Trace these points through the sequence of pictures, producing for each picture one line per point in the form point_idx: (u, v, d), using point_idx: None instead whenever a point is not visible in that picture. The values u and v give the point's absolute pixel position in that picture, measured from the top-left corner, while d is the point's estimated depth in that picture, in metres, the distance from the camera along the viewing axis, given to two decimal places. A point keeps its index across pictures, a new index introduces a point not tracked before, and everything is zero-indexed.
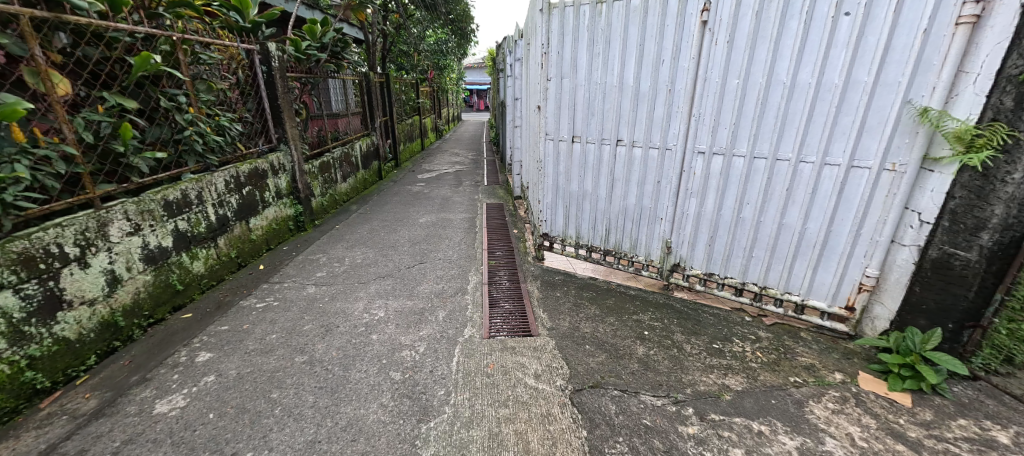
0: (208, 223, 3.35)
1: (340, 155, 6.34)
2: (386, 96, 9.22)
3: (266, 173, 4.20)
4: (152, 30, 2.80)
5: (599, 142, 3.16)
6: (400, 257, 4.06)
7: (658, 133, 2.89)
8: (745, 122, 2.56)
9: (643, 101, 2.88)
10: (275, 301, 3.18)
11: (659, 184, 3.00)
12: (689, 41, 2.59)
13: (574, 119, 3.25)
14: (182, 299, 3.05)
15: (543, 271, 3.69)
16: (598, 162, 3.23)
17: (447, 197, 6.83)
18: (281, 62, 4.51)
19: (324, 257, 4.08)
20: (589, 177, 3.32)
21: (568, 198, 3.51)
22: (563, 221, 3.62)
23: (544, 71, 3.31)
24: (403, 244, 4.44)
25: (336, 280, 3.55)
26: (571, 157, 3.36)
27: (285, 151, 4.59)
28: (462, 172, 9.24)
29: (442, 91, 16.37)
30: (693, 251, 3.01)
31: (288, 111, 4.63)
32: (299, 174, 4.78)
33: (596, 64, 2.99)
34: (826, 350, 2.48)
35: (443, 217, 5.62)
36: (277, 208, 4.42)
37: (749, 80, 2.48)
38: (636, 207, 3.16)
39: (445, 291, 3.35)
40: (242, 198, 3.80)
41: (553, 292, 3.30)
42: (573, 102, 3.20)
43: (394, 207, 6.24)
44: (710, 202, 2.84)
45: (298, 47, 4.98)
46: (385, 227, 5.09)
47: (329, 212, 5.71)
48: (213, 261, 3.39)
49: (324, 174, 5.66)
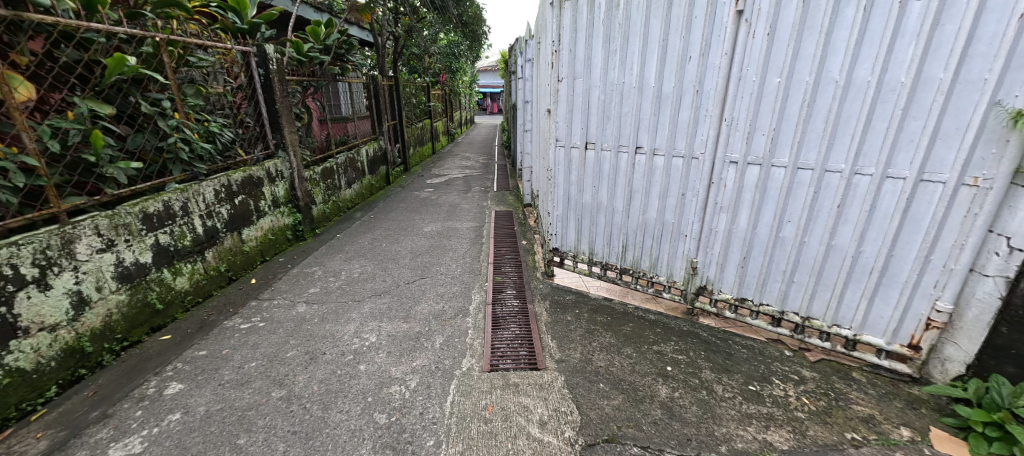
0: (194, 236, 3.14)
1: (345, 160, 6.15)
2: (395, 99, 9.03)
3: (261, 181, 3.99)
4: (131, 31, 2.61)
5: (616, 149, 2.83)
6: (400, 271, 3.80)
7: (683, 140, 2.55)
8: (787, 127, 2.21)
9: (666, 104, 2.55)
10: (261, 321, 2.94)
11: (684, 198, 2.66)
12: (721, 35, 2.25)
13: (587, 123, 2.92)
14: (163, 319, 2.83)
15: (553, 290, 3.38)
16: (614, 172, 2.90)
17: (455, 203, 6.57)
18: (280, 64, 4.32)
19: (320, 271, 3.84)
20: (604, 188, 2.99)
21: (580, 210, 3.18)
22: (575, 235, 3.29)
23: (555, 71, 3.00)
24: (405, 256, 4.18)
25: (330, 298, 3.31)
26: (584, 165, 3.03)
27: (283, 158, 4.40)
28: (472, 176, 8.98)
29: (455, 93, 16.20)
30: (723, 273, 2.65)
31: (287, 116, 4.44)
32: (298, 181, 4.57)
33: (613, 63, 2.67)
34: (886, 396, 2.10)
35: (449, 225, 5.36)
36: (274, 217, 4.21)
37: (793, 79, 2.13)
38: (657, 223, 2.82)
39: (445, 313, 3.06)
40: (234, 208, 3.60)
41: (563, 316, 2.98)
42: (587, 104, 2.87)
43: (399, 214, 6.01)
44: (744, 219, 2.48)
45: (299, 49, 4.79)
46: (387, 237, 4.85)
47: (331, 220, 5.50)
48: (200, 276, 3.18)
49: (326, 180, 5.46)
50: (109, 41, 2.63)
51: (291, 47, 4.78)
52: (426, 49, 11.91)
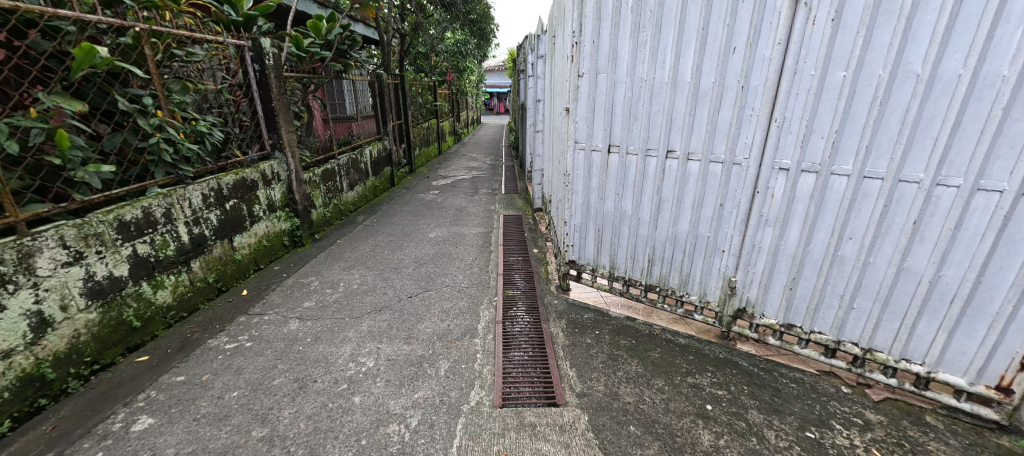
0: (179, 245, 2.88)
1: (348, 162, 5.89)
2: (400, 98, 8.77)
3: (254, 184, 3.73)
4: (106, 19, 2.35)
5: (644, 153, 2.51)
6: (402, 283, 3.51)
7: (724, 143, 2.23)
8: (852, 129, 1.88)
9: (704, 102, 2.23)
10: (248, 340, 2.66)
11: (723, 209, 2.34)
12: (774, 22, 1.94)
13: (610, 124, 2.60)
14: (141, 338, 2.58)
15: (569, 307, 3.08)
16: (641, 178, 2.58)
17: (461, 207, 6.30)
18: (278, 60, 4.06)
19: (317, 281, 3.57)
20: (629, 196, 2.67)
21: (601, 219, 2.86)
22: (595, 247, 2.97)
23: (574, 66, 2.68)
24: (408, 265, 3.90)
25: (325, 313, 3.03)
26: (606, 171, 2.71)
27: (280, 160, 4.14)
28: (479, 178, 8.69)
29: (462, 93, 15.90)
30: (767, 295, 2.33)
31: (285, 115, 4.17)
32: (296, 184, 4.31)
33: (642, 56, 2.36)
34: (971, 448, 1.80)
35: (455, 231, 5.07)
36: (269, 222, 3.95)
37: (862, 72, 1.81)
38: (690, 236, 2.50)
39: (451, 333, 2.76)
40: (225, 213, 3.34)
41: (583, 338, 2.68)
42: (610, 102, 2.55)
43: (403, 218, 5.74)
44: (795, 235, 2.15)
45: (299, 44, 4.54)
46: (390, 243, 4.57)
47: (331, 224, 5.24)
48: (184, 288, 2.92)
49: (327, 183, 5.19)
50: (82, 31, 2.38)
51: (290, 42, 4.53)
52: (432, 47, 11.65)
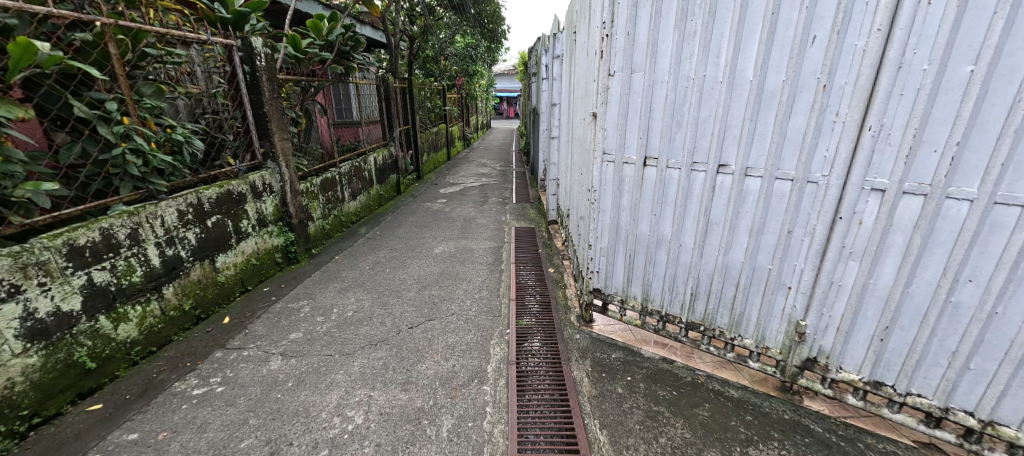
0: (149, 270, 2.54)
1: (350, 170, 5.54)
2: (408, 103, 8.47)
3: (242, 197, 3.38)
4: (57, 11, 2.02)
5: (690, 167, 2.08)
6: (402, 310, 3.11)
7: (795, 156, 1.79)
8: (982, 142, 1.42)
9: (770, 106, 1.80)
10: (220, 384, 2.29)
11: (791, 238, 1.89)
12: (873, 3, 1.50)
13: (647, 131, 2.17)
14: (96, 381, 2.23)
15: (593, 343, 2.65)
16: (685, 197, 2.14)
17: (470, 217, 5.91)
18: (271, 61, 3.71)
19: (307, 307, 3.19)
20: (669, 218, 2.23)
21: (632, 244, 2.43)
22: (625, 276, 2.53)
23: (604, 63, 2.27)
24: (410, 288, 3.50)
25: (313, 348, 2.63)
26: (641, 188, 2.28)
27: (273, 170, 3.79)
28: (489, 185, 8.30)
29: (471, 97, 15.55)
30: (847, 345, 1.88)
31: (279, 120, 3.82)
32: (291, 195, 3.96)
33: (690, 50, 1.93)
34: None
35: (463, 246, 4.68)
36: (259, 238, 3.60)
37: (999, 66, 1.35)
38: (746, 269, 2.06)
39: (456, 377, 2.35)
40: (206, 231, 2.98)
41: (612, 387, 2.25)
42: (648, 106, 2.13)
43: (408, 230, 5.36)
44: (890, 274, 1.70)
45: (297, 44, 4.20)
46: (392, 260, 4.18)
47: (330, 237, 4.89)
48: (154, 320, 2.57)
49: (327, 193, 4.84)
50: (30, 26, 2.06)
51: (287, 43, 4.20)
52: (441, 51, 11.36)
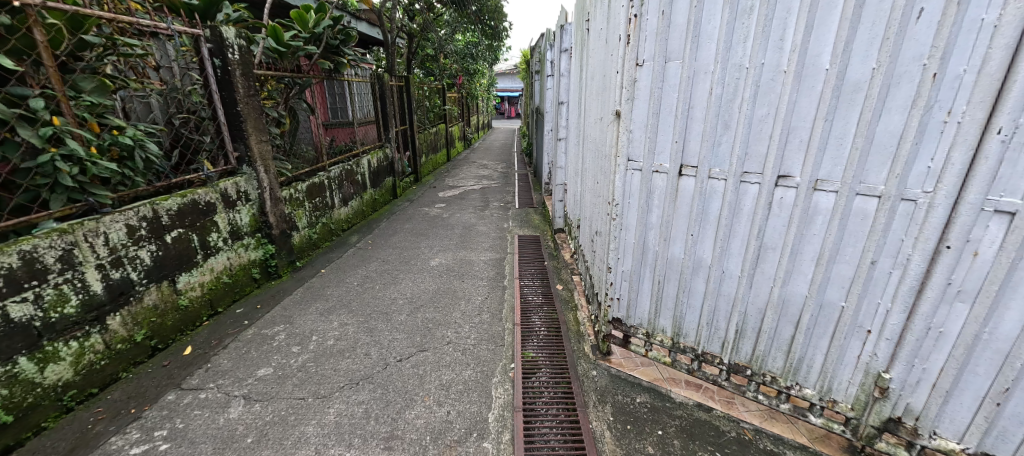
0: (88, 297, 2.16)
1: (341, 174, 5.14)
2: (405, 103, 8.07)
3: (211, 207, 2.99)
4: None
5: (739, 179, 1.68)
6: (391, 338, 2.71)
7: (886, 166, 1.38)
8: None
9: (852, 102, 1.39)
10: (166, 439, 1.89)
11: (874, 270, 1.49)
12: None
13: (683, 134, 1.77)
14: (14, 437, 1.84)
15: (614, 383, 2.24)
16: (731, 215, 1.74)
17: (470, 224, 5.51)
18: (246, 54, 3.30)
19: (283, 333, 2.79)
20: (710, 240, 1.83)
21: (662, 269, 2.02)
22: (652, 305, 2.13)
23: (630, 51, 1.86)
24: (401, 309, 3.10)
25: (283, 389, 2.23)
26: (675, 202, 1.88)
27: (249, 176, 3.38)
28: (490, 189, 7.90)
29: (472, 97, 15.15)
30: (946, 406, 1.47)
31: (256, 120, 3.41)
32: (270, 204, 3.56)
33: (744, 31, 1.52)
34: None
35: (462, 257, 4.27)
36: (232, 253, 3.20)
37: None
38: (809, 305, 1.66)
39: (450, 429, 1.96)
40: (164, 248, 2.60)
41: (640, 445, 1.84)
42: (687, 103, 1.73)
43: (403, 238, 4.96)
44: (1016, 323, 1.28)
45: (278, 36, 3.79)
46: (383, 275, 3.79)
47: (318, 247, 4.49)
48: (94, 356, 2.18)
49: (314, 199, 4.44)
50: None
51: (267, 35, 3.79)
52: (441, 48, 10.96)
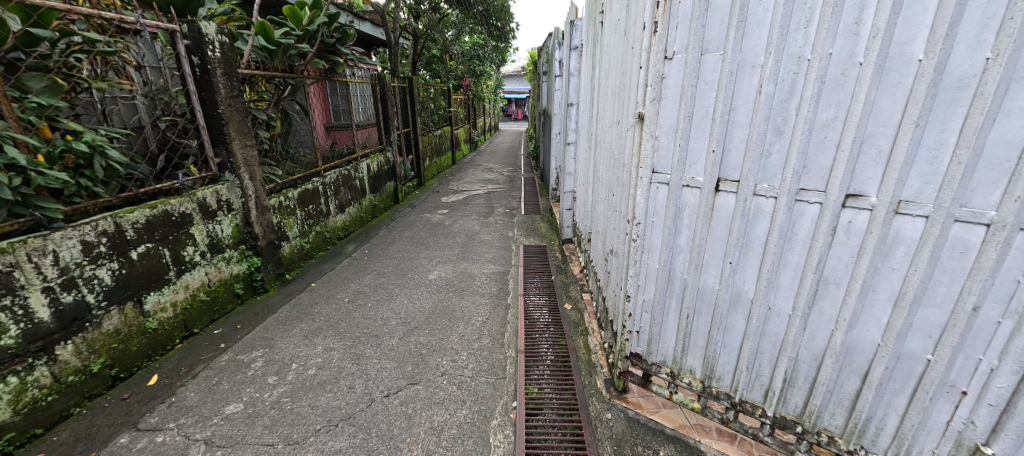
0: (32, 326, 1.92)
1: (337, 179, 4.88)
2: (408, 105, 7.82)
3: (186, 218, 2.74)
4: None
5: (793, 197, 1.36)
6: (379, 368, 2.42)
7: (1000, 187, 1.04)
8: None
9: (955, 102, 1.06)
10: None
11: (974, 319, 1.14)
12: None
13: (722, 141, 1.45)
14: None
15: (631, 429, 1.92)
16: (781, 241, 1.42)
17: (473, 232, 5.22)
18: (230, 52, 3.04)
19: (260, 360, 2.51)
20: (753, 270, 1.51)
21: (692, 301, 1.70)
22: (678, 342, 1.81)
23: (656, 41, 1.54)
24: (393, 332, 2.81)
25: (251, 432, 1.95)
26: (710, 223, 1.56)
27: (232, 183, 3.12)
28: (495, 193, 7.60)
29: (478, 99, 14.90)
30: None
31: (240, 123, 3.14)
32: (255, 213, 3.30)
33: (808, 13, 1.21)
34: None
35: (463, 270, 3.98)
36: (211, 268, 2.94)
37: None
38: (882, 356, 1.32)
39: None
40: (129, 266, 2.35)
41: None
42: (728, 104, 1.41)
43: (402, 248, 4.68)
44: None
45: (268, 33, 3.54)
46: (377, 290, 3.51)
47: (310, 257, 4.23)
48: (38, 392, 1.93)
49: (306, 207, 4.18)
50: None
51: (256, 32, 3.54)
52: (446, 49, 10.71)
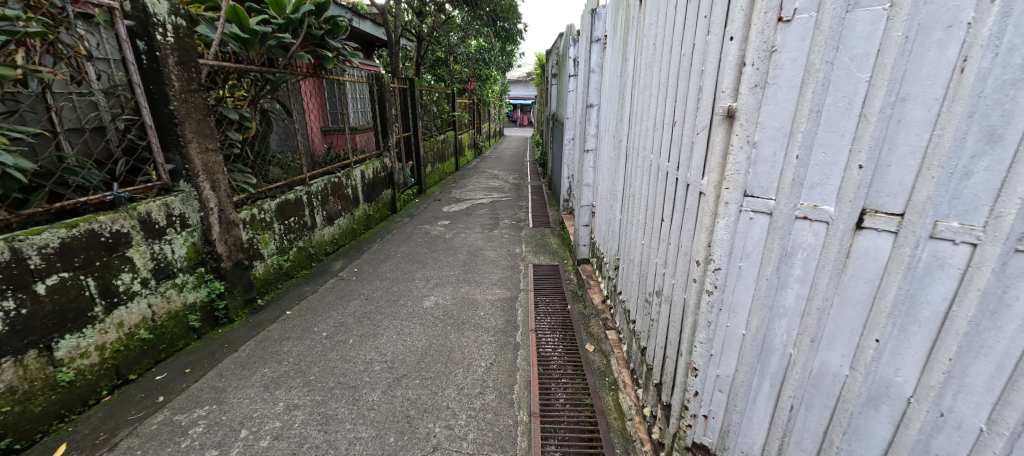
0: None
1: (326, 188, 4.36)
2: (409, 107, 7.33)
3: (121, 238, 2.21)
4: None
5: (1012, 245, 0.74)
6: (352, 439, 1.87)
7: None
8: None
9: None
10: None
11: None
12: None
13: (879, 150, 0.89)
14: None
15: None
16: (981, 317, 0.80)
17: (477, 248, 4.68)
18: (187, 38, 2.53)
19: (202, 423, 1.96)
20: (918, 355, 0.90)
21: (798, 387, 1.13)
22: (772, 440, 1.23)
23: None
24: (376, 382, 2.26)
25: None
26: (845, 279, 0.99)
27: (187, 194, 2.59)
28: (501, 203, 7.07)
29: (484, 103, 14.44)
30: None
31: (199, 122, 2.63)
32: (217, 230, 2.77)
33: None
34: None
35: (465, 295, 3.44)
36: (156, 298, 2.42)
37: None
38: None
39: None
40: (28, 306, 1.83)
41: None
42: (895, 91, 0.85)
43: (396, 266, 4.14)
44: None
45: (242, 19, 3.03)
46: (362, 321, 2.97)
47: (290, 278, 3.70)
48: None
49: (286, 220, 3.66)
50: None
51: (227, 18, 3.04)
52: (451, 51, 10.26)
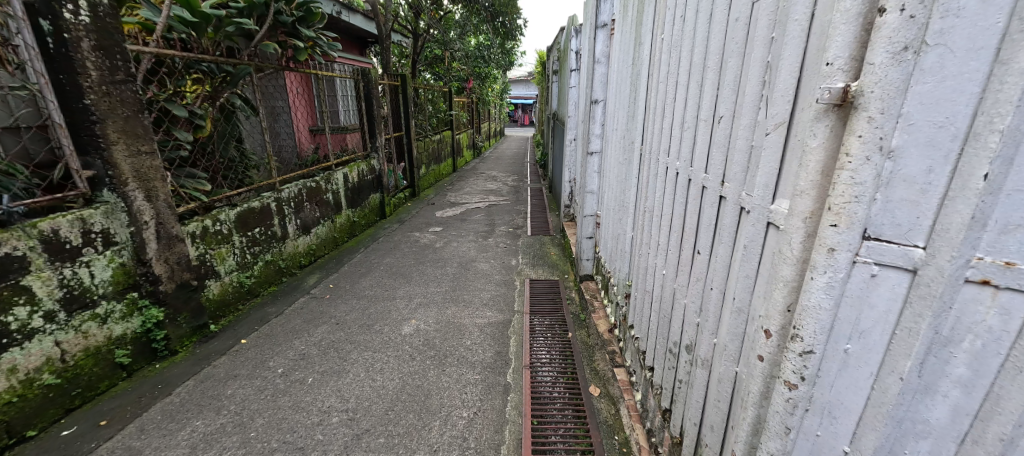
0: None
1: (299, 193, 3.91)
2: (401, 106, 6.89)
3: (13, 264, 1.80)
4: None
5: None
6: None
7: None
8: None
9: None
10: None
11: None
12: None
13: None
14: None
15: None
16: None
17: (469, 259, 4.24)
18: (109, 18, 2.09)
19: None
20: None
21: None
22: None
23: None
24: (329, 442, 1.82)
25: None
26: None
27: (111, 205, 2.16)
28: (498, 207, 6.61)
29: (484, 103, 13.98)
30: None
31: (129, 120, 2.20)
32: (153, 248, 2.33)
33: None
34: None
35: (451, 319, 2.99)
36: (67, 335, 2.00)
37: None
38: None
39: None
40: None
41: None
42: None
43: (377, 281, 3.70)
44: None
45: (190, 1, 2.60)
46: (327, 353, 2.53)
47: (255, 297, 3.26)
48: None
49: (249, 231, 3.22)
50: None
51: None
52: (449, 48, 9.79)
